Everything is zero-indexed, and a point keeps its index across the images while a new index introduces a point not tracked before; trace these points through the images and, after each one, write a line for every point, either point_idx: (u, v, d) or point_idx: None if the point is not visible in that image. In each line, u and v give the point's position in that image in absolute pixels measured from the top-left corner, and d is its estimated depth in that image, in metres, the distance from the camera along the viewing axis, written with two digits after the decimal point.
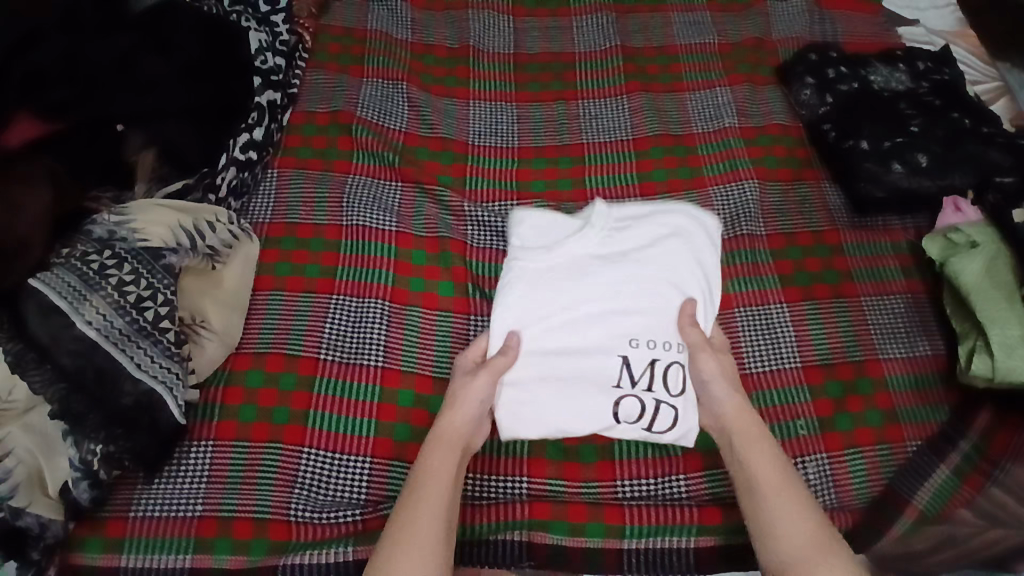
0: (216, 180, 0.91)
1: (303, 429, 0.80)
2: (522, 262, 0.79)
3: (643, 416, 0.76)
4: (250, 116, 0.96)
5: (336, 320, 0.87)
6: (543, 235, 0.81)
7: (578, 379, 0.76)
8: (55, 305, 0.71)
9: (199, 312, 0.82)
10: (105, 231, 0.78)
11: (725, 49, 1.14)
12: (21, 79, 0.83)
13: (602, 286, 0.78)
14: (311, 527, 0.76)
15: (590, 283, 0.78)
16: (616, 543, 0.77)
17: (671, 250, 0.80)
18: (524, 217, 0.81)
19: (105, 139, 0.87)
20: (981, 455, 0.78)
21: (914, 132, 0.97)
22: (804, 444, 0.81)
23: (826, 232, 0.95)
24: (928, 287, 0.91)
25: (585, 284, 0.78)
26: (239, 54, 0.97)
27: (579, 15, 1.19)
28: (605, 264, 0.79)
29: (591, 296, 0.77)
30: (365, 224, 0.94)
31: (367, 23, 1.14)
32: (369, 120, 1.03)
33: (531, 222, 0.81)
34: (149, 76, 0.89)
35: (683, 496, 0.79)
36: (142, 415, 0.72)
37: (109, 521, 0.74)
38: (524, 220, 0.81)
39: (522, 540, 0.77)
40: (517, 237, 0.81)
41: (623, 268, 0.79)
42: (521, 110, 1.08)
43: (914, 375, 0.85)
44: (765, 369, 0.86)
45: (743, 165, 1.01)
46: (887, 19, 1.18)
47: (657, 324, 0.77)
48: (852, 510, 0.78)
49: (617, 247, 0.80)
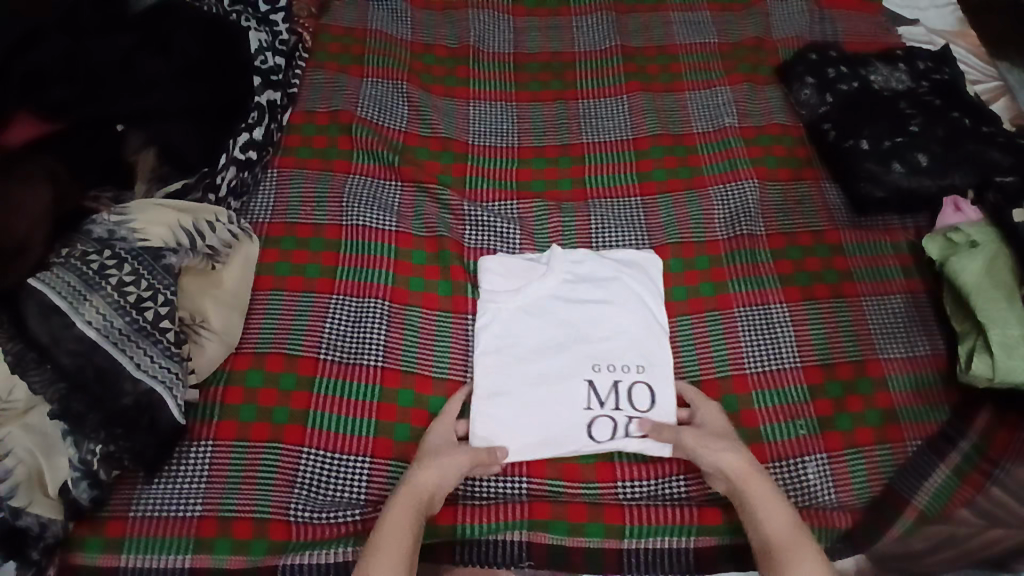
0: (216, 180, 0.91)
1: (303, 429, 0.80)
2: (495, 304, 0.87)
3: (618, 434, 0.80)
4: (250, 115, 0.96)
5: (336, 319, 0.87)
6: (510, 277, 0.89)
7: (555, 406, 0.81)
8: (55, 305, 0.71)
9: (199, 312, 0.82)
10: (105, 230, 0.78)
11: (725, 49, 1.14)
12: (21, 77, 0.83)
13: (562, 320, 0.86)
14: (311, 527, 0.76)
15: (551, 318, 0.86)
16: (616, 543, 0.77)
17: (622, 277, 0.88)
18: (489, 264, 0.89)
19: (105, 139, 0.87)
20: (981, 455, 0.78)
21: (914, 132, 0.96)
22: (804, 443, 0.81)
23: (826, 232, 0.95)
24: (928, 287, 0.91)
25: (549, 324, 0.85)
26: (239, 54, 0.97)
27: (580, 14, 1.19)
28: (567, 302, 0.87)
29: (552, 331, 0.85)
30: (365, 224, 0.94)
31: (367, 22, 1.14)
32: (369, 120, 1.03)
33: (498, 265, 0.89)
34: (148, 75, 0.89)
35: (684, 496, 0.79)
36: (141, 414, 0.72)
37: (108, 522, 0.74)
38: (491, 266, 0.89)
39: (522, 540, 0.77)
40: (487, 283, 0.88)
41: (582, 303, 0.87)
42: (521, 110, 1.07)
43: (913, 374, 0.85)
44: (764, 369, 0.86)
45: (743, 165, 1.01)
46: (887, 19, 1.18)
47: (617, 348, 0.84)
48: (852, 510, 0.78)
49: (571, 282, 0.88)
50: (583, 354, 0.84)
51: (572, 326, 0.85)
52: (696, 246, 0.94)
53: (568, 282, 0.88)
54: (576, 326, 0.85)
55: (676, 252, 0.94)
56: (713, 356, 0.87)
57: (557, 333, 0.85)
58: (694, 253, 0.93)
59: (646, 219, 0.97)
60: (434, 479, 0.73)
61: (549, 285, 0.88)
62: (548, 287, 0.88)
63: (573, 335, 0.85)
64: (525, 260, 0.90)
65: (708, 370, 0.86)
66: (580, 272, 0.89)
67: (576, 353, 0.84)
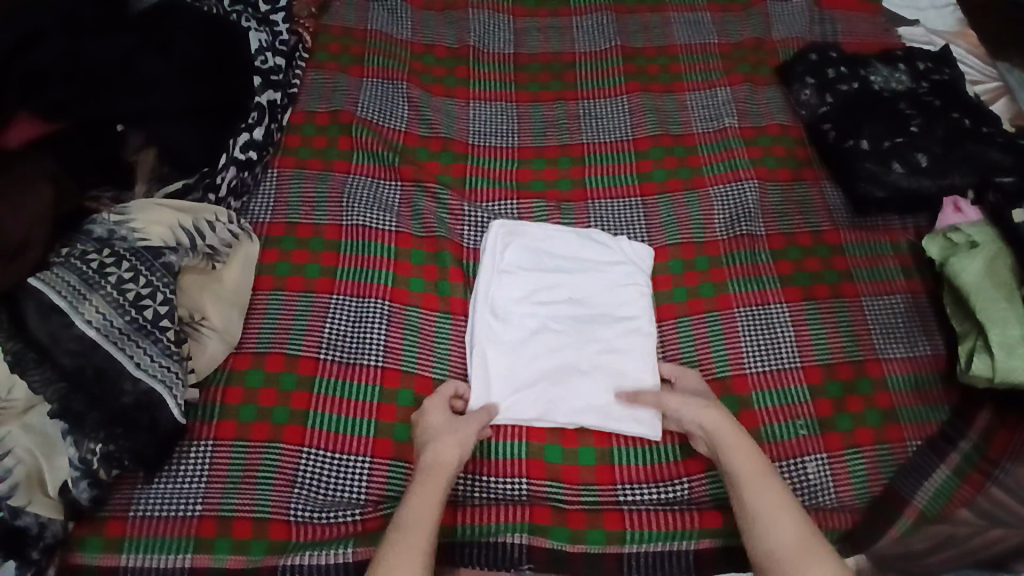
0: (216, 180, 0.91)
1: (303, 429, 0.80)
2: (528, 268, 0.90)
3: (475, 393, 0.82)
4: (250, 116, 0.96)
5: (336, 319, 0.87)
6: (558, 248, 0.92)
7: (503, 354, 0.84)
8: (55, 304, 0.71)
9: (199, 310, 0.82)
10: (105, 230, 0.78)
11: (725, 49, 1.14)
12: (20, 77, 0.81)
13: (566, 300, 0.88)
14: (311, 527, 0.76)
15: (555, 290, 0.89)
16: (617, 549, 0.76)
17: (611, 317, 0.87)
18: (550, 230, 0.92)
19: (107, 139, 0.87)
20: (981, 455, 0.77)
21: (914, 132, 0.97)
22: (804, 444, 0.81)
23: (826, 232, 0.95)
24: (928, 287, 0.91)
25: (549, 296, 0.88)
26: (240, 54, 0.97)
27: (580, 15, 1.19)
28: (559, 296, 0.88)
29: (563, 321, 0.87)
30: (364, 224, 0.94)
31: (367, 22, 1.15)
32: (369, 120, 1.03)
33: (581, 241, 0.92)
34: (149, 75, 0.89)
35: (685, 498, 0.79)
36: (141, 414, 0.73)
37: (109, 521, 0.74)
38: (552, 233, 0.92)
39: (523, 543, 0.76)
40: (544, 246, 0.91)
41: (579, 302, 0.88)
42: (521, 110, 1.08)
43: (914, 375, 0.85)
44: (764, 369, 0.86)
45: (743, 165, 1.01)
46: (887, 19, 1.18)
47: (563, 332, 0.86)
48: (852, 510, 0.78)
49: (546, 285, 0.89)
50: (551, 314, 0.87)
51: (560, 367, 0.84)
52: (696, 246, 0.94)
53: (568, 248, 0.92)
54: (583, 361, 0.85)
55: (676, 252, 0.94)
56: (714, 357, 0.87)
57: (609, 422, 0.81)
58: (694, 253, 0.94)
59: (647, 220, 0.97)
60: (454, 450, 0.73)
61: (578, 253, 0.91)
62: (580, 286, 0.89)
63: (548, 298, 0.88)
64: (591, 240, 0.92)
65: (708, 371, 0.86)
66: (575, 266, 0.90)
67: (565, 340, 0.85)
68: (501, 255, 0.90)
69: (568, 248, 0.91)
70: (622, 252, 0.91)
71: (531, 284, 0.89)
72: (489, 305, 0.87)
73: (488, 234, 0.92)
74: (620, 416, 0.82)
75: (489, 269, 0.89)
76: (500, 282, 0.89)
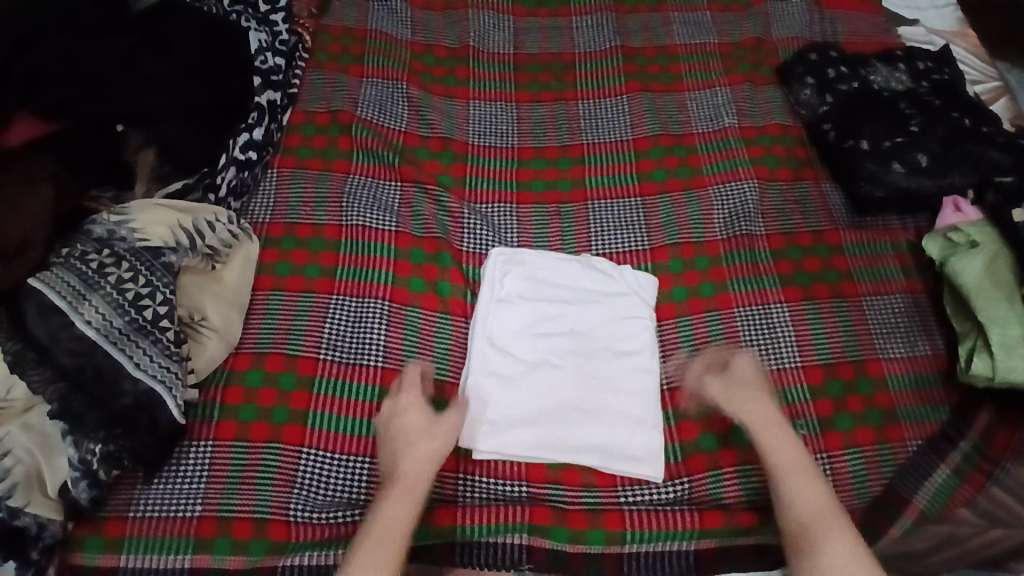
0: (216, 180, 0.91)
1: (303, 429, 0.80)
2: (527, 301, 0.89)
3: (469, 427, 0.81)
4: (250, 116, 0.96)
5: (336, 319, 0.87)
6: (559, 279, 0.91)
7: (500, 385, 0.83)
8: (54, 305, 0.71)
9: (199, 310, 0.82)
10: (105, 230, 0.79)
11: (725, 49, 1.14)
12: (21, 77, 0.81)
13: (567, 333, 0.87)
14: (311, 527, 0.76)
15: (556, 323, 0.87)
16: (617, 549, 0.76)
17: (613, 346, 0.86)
18: (551, 260, 0.91)
19: (106, 139, 0.87)
20: (981, 455, 0.78)
21: (914, 132, 0.97)
22: (804, 444, 0.81)
23: (826, 232, 0.95)
24: (928, 287, 0.91)
25: (550, 329, 0.87)
26: (239, 54, 0.97)
27: (579, 15, 1.19)
28: (560, 328, 0.87)
29: (563, 355, 0.85)
30: (364, 224, 0.94)
31: (367, 22, 1.15)
32: (369, 120, 1.03)
33: (582, 272, 0.91)
34: (148, 74, 0.88)
35: (684, 498, 0.79)
36: (141, 414, 0.73)
37: (108, 521, 0.74)
38: (553, 264, 0.91)
39: (522, 543, 0.76)
40: (543, 275, 0.91)
41: (580, 335, 0.87)
42: (521, 110, 1.07)
43: (914, 374, 0.85)
44: (765, 369, 0.86)
45: (743, 165, 1.01)
46: (887, 19, 1.18)
47: (563, 364, 0.85)
48: (852, 511, 0.77)
49: (547, 317, 0.88)
50: (551, 347, 0.86)
51: (561, 407, 0.82)
52: (696, 246, 0.94)
53: (568, 278, 0.90)
54: (585, 401, 0.83)
55: (676, 252, 0.94)
56: None
57: (611, 464, 0.79)
58: (694, 253, 0.93)
59: (646, 220, 0.97)
60: (424, 464, 0.74)
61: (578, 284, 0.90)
62: (581, 320, 0.88)
63: (549, 332, 0.87)
64: (593, 271, 0.91)
65: None
66: (576, 298, 0.89)
67: (566, 373, 0.84)
68: (501, 284, 0.90)
69: (569, 278, 0.90)
70: (625, 283, 0.90)
71: (531, 317, 0.88)
72: (488, 338, 0.86)
73: (488, 263, 0.92)
74: (622, 457, 0.80)
75: (488, 299, 0.89)
76: (499, 313, 0.88)
